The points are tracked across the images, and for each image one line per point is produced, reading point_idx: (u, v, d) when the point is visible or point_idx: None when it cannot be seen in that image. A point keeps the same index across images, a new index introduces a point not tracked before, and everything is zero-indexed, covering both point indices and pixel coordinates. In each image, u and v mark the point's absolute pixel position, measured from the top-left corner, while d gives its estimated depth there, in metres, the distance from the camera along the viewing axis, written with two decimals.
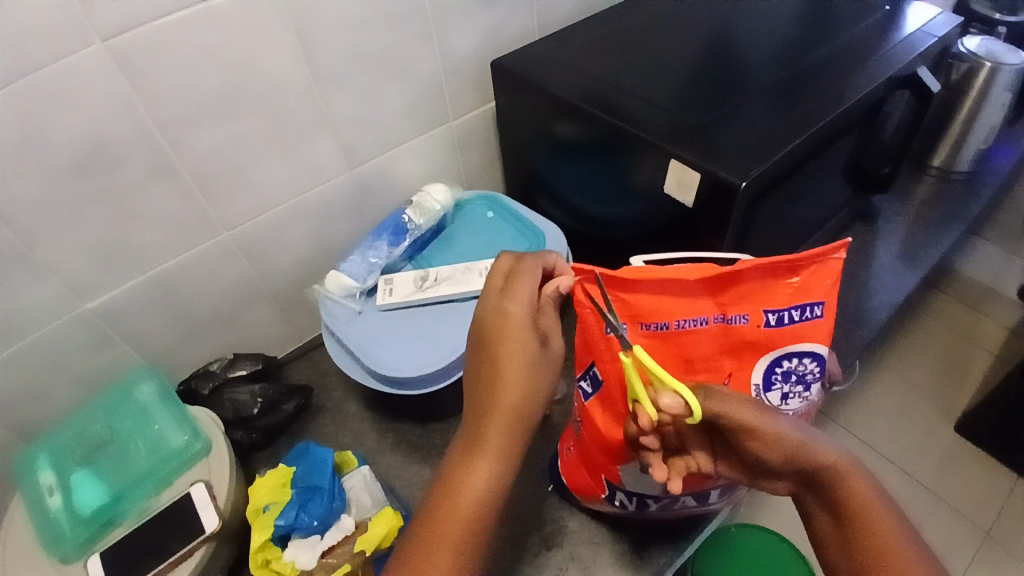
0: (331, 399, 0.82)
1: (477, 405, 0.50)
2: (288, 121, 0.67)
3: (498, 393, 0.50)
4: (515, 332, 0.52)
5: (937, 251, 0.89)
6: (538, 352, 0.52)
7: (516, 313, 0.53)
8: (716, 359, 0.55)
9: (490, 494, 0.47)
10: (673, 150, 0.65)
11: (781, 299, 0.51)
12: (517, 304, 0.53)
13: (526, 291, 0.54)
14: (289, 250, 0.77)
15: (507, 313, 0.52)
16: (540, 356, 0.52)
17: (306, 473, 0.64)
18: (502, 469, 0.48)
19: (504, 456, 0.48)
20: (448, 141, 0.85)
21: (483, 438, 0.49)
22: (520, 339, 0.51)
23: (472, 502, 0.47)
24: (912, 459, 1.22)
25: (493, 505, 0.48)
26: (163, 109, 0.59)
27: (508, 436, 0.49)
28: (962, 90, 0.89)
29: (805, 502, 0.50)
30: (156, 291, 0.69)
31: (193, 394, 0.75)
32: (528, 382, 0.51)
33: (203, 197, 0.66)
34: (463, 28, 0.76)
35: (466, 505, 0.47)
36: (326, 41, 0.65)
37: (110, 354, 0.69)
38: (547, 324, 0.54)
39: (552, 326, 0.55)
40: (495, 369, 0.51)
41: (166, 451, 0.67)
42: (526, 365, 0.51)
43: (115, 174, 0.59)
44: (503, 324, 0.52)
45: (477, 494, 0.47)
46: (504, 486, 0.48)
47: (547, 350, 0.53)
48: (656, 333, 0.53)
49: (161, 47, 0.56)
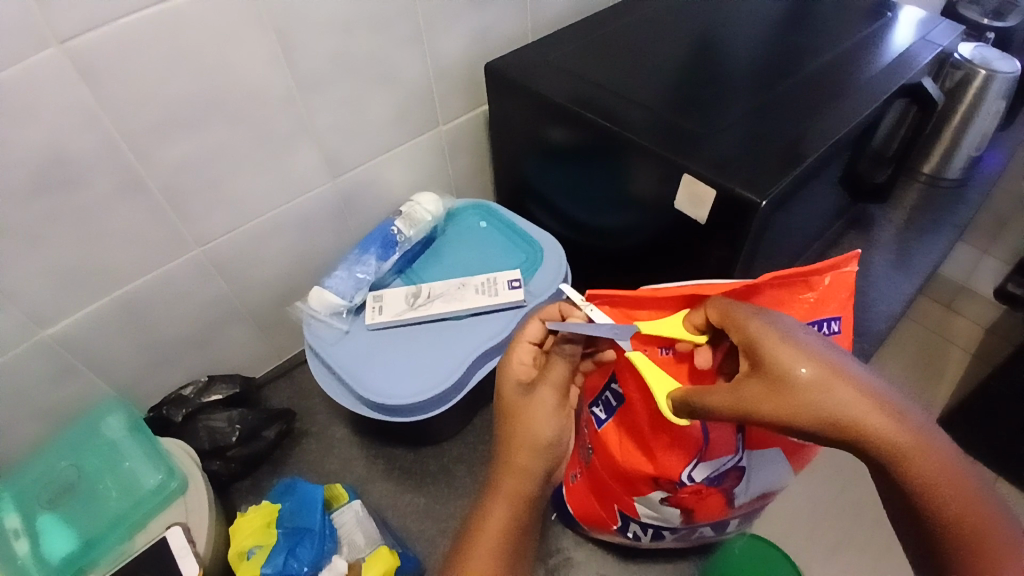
0: (316, 422, 0.77)
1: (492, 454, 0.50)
2: (265, 129, 0.62)
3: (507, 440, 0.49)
4: (515, 383, 0.51)
5: (931, 258, 0.88)
6: (535, 403, 0.50)
7: (518, 367, 0.52)
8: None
9: (509, 532, 0.46)
10: (684, 165, 0.61)
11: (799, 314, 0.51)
12: (516, 359, 0.51)
13: (517, 347, 0.52)
14: (268, 267, 0.72)
15: (508, 367, 0.51)
16: (539, 407, 0.50)
17: (293, 512, 0.59)
18: (519, 512, 0.47)
19: (521, 494, 0.47)
20: (437, 148, 0.80)
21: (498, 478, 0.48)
22: (513, 393, 0.50)
23: (493, 538, 0.45)
24: None
25: (514, 545, 0.45)
26: (130, 119, 0.53)
27: (515, 481, 0.48)
28: (955, 97, 0.88)
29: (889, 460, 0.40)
30: (121, 315, 0.63)
31: (165, 422, 0.70)
32: (535, 422, 0.50)
33: (175, 213, 0.61)
34: (455, 28, 0.71)
35: (488, 543, 0.44)
36: (309, 42, 0.59)
37: (73, 385, 0.63)
38: (551, 377, 0.51)
39: (557, 379, 0.51)
40: (504, 413, 0.50)
41: (140, 493, 0.62)
42: (528, 411, 0.50)
43: (77, 191, 0.54)
44: (504, 378, 0.51)
45: (496, 535, 0.45)
46: (518, 532, 0.46)
47: (546, 400, 0.50)
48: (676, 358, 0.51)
49: (127, 51, 0.50)
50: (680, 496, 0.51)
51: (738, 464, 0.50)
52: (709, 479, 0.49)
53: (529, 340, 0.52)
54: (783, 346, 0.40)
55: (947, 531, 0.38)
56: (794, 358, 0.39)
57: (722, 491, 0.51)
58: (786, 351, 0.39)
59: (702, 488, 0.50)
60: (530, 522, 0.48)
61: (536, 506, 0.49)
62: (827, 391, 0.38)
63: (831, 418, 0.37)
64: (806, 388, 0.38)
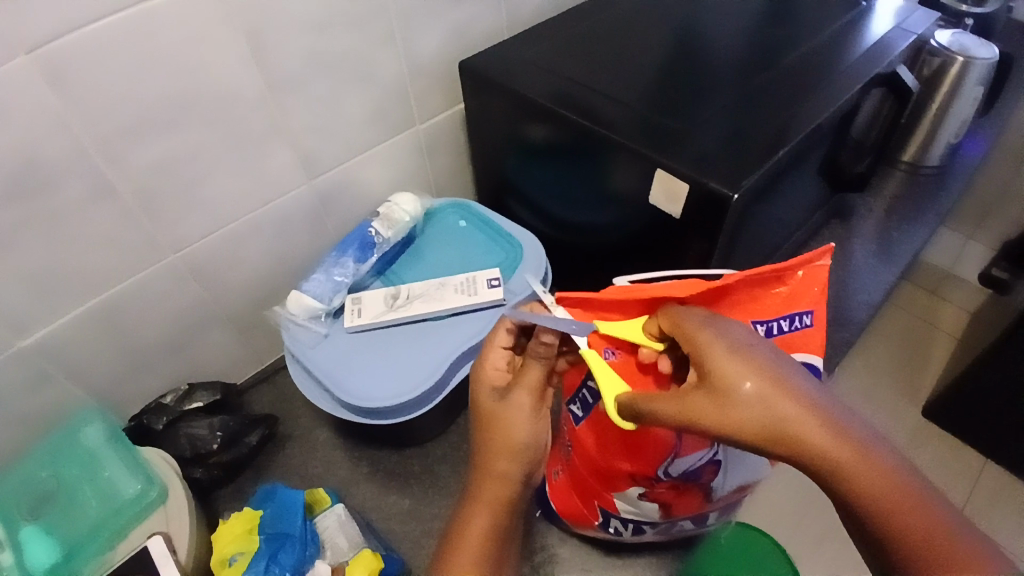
0: (299, 426, 0.77)
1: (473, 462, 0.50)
2: (239, 132, 0.61)
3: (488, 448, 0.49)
4: (489, 389, 0.50)
5: (910, 246, 0.88)
6: (512, 408, 0.49)
7: (490, 373, 0.51)
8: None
9: (489, 541, 0.47)
10: (659, 159, 0.61)
11: (770, 309, 0.51)
12: (489, 365, 0.51)
13: (495, 351, 0.51)
14: (246, 271, 0.71)
15: (480, 373, 0.51)
16: (515, 412, 0.49)
17: (274, 518, 0.59)
18: (499, 518, 0.48)
19: (501, 503, 0.48)
20: (415, 147, 0.79)
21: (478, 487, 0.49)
22: (489, 400, 0.50)
23: (473, 549, 0.46)
24: None
25: (496, 549, 0.47)
26: (99, 125, 0.52)
27: (495, 490, 0.48)
28: (933, 85, 0.88)
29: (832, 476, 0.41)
30: (97, 323, 0.62)
31: (144, 430, 0.69)
32: (513, 429, 0.49)
33: (148, 218, 0.60)
34: (430, 26, 0.70)
35: (468, 553, 0.46)
36: (279, 43, 0.59)
37: (51, 395, 0.63)
38: (526, 381, 0.50)
39: (533, 382, 0.50)
40: (482, 423, 0.50)
41: (119, 502, 0.62)
42: (505, 419, 0.49)
43: (46, 199, 0.53)
44: (478, 382, 0.51)
45: (476, 542, 0.46)
46: (498, 538, 0.47)
47: (522, 404, 0.50)
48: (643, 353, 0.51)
49: (93, 56, 0.49)
50: (657, 492, 0.53)
51: (714, 458, 0.50)
52: (684, 473, 0.50)
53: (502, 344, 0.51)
54: (731, 358, 0.40)
55: (897, 543, 0.37)
56: (739, 374, 0.40)
57: (700, 485, 0.52)
58: (732, 366, 0.40)
59: (678, 482, 0.51)
60: (511, 524, 0.49)
61: (517, 510, 0.50)
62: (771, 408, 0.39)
63: (771, 434, 0.39)
64: (748, 403, 0.39)
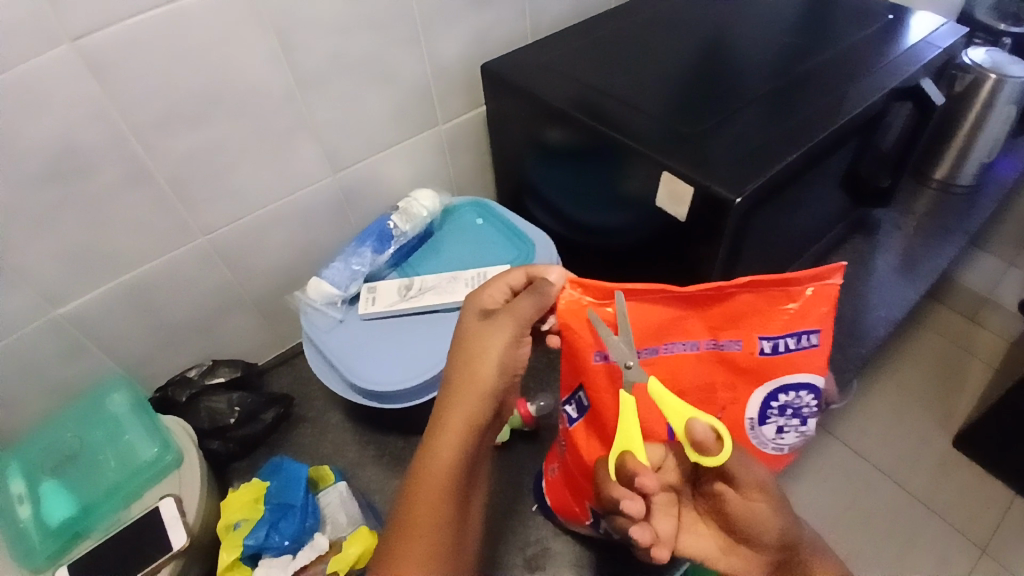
0: (312, 408, 0.80)
1: (448, 382, 0.48)
2: (267, 124, 0.65)
3: (466, 369, 0.48)
4: (473, 314, 0.50)
5: (936, 264, 0.86)
6: (492, 331, 0.48)
7: (480, 299, 0.51)
8: (710, 391, 0.49)
9: (455, 470, 0.46)
10: (665, 162, 0.62)
11: (776, 326, 0.45)
12: (480, 293, 0.51)
13: (496, 284, 0.52)
14: (271, 256, 0.75)
15: (470, 298, 0.52)
16: (494, 336, 0.48)
17: (280, 489, 0.62)
18: (466, 443, 0.47)
19: (471, 427, 0.47)
20: (437, 146, 0.82)
21: (445, 416, 0.47)
22: (473, 322, 0.50)
23: (438, 479, 0.46)
24: (908, 470, 1.10)
25: (463, 473, 0.47)
26: (139, 113, 0.57)
27: (468, 412, 0.47)
28: (965, 101, 0.87)
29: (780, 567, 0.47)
30: (131, 297, 0.67)
31: (168, 402, 0.73)
32: (490, 354, 0.48)
33: (181, 202, 0.64)
34: (454, 31, 0.74)
35: (433, 481, 0.46)
36: (309, 41, 0.63)
37: (84, 362, 0.67)
38: (515, 313, 0.48)
39: (522, 315, 0.48)
40: (462, 342, 0.49)
41: (136, 463, 0.66)
42: (480, 341, 0.48)
43: (88, 180, 0.57)
44: (467, 308, 0.51)
45: (444, 466, 0.46)
46: (466, 462, 0.47)
47: (505, 330, 0.48)
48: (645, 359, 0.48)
49: (132, 47, 0.53)
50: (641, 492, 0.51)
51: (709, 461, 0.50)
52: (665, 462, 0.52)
53: (510, 283, 0.52)
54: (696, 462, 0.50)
55: None
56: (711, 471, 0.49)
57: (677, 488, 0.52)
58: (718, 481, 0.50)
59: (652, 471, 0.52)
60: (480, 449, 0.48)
61: (483, 442, 0.49)
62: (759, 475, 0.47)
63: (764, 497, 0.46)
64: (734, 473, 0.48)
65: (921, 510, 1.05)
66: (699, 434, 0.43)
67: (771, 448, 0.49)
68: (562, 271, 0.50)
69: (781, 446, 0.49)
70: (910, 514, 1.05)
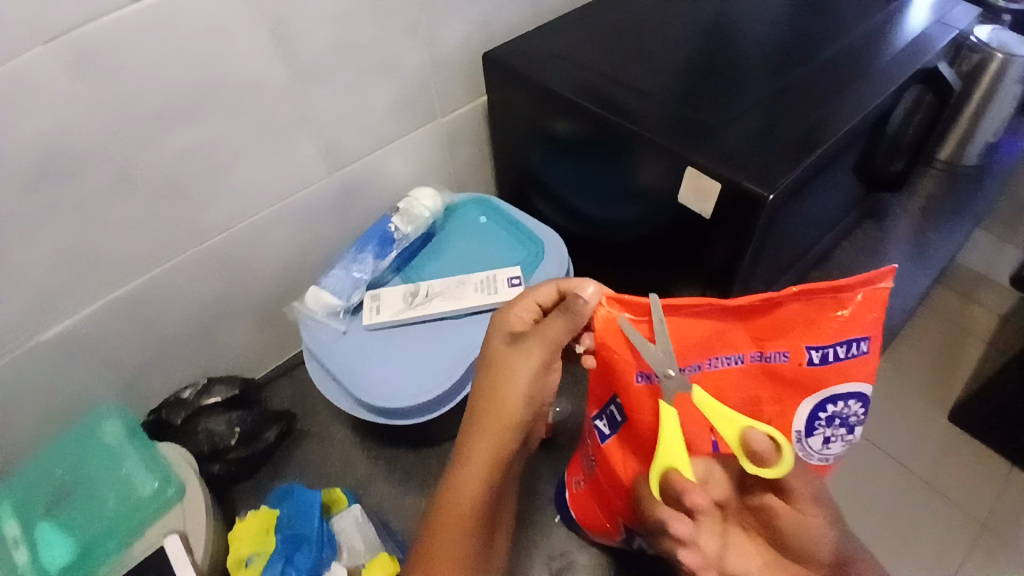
0: (316, 422, 0.77)
1: (476, 409, 0.49)
2: (258, 125, 0.60)
3: (494, 399, 0.48)
4: (500, 337, 0.50)
5: (947, 250, 0.85)
6: (521, 358, 0.48)
7: (507, 320, 0.51)
8: (755, 404, 0.47)
9: (476, 506, 0.47)
10: (690, 156, 0.59)
11: (825, 334, 0.43)
12: (508, 314, 0.51)
13: (524, 303, 0.51)
14: (266, 265, 0.70)
15: (497, 319, 0.51)
16: (523, 362, 0.48)
17: (291, 519, 0.59)
18: (493, 471, 0.48)
19: (493, 462, 0.48)
20: (436, 141, 0.78)
21: (468, 451, 0.48)
22: (501, 345, 0.49)
23: (465, 506, 0.47)
24: (905, 447, 1.09)
25: (488, 500, 0.48)
26: (121, 118, 0.52)
27: (495, 441, 0.48)
28: (972, 82, 0.84)
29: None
30: (120, 316, 0.62)
31: (163, 425, 0.69)
32: (519, 381, 0.48)
33: (169, 212, 0.59)
34: (455, 18, 0.69)
35: (459, 509, 0.47)
36: (303, 34, 0.57)
37: (72, 386, 0.63)
38: (545, 336, 0.47)
39: (551, 338, 0.47)
40: (490, 370, 0.49)
41: (137, 499, 0.62)
42: (509, 367, 0.48)
43: (67, 192, 0.52)
44: (494, 329, 0.51)
45: (471, 494, 0.47)
46: (492, 489, 0.48)
47: (534, 355, 0.48)
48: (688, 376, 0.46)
49: (112, 47, 0.48)
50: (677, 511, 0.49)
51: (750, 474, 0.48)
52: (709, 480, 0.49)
53: (540, 301, 0.51)
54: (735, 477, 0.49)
55: None
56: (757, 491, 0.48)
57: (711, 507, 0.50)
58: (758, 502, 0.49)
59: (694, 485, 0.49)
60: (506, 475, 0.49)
61: (507, 472, 0.50)
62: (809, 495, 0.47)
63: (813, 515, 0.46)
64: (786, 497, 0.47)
65: (923, 489, 1.04)
66: (758, 446, 0.41)
67: (816, 459, 0.48)
68: (598, 286, 0.45)
69: (827, 456, 0.48)
70: (913, 493, 1.04)
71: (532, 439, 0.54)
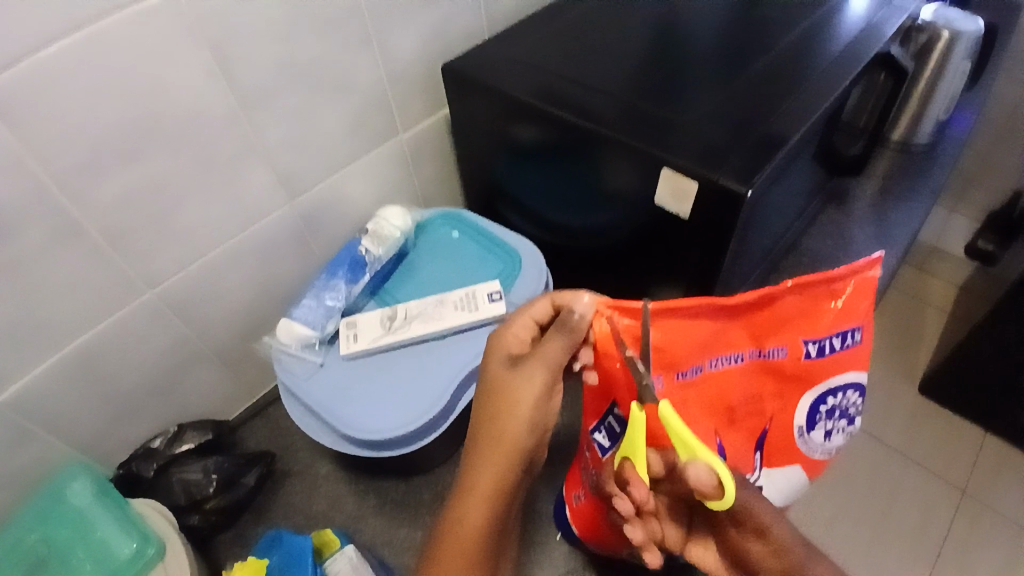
0: (298, 460, 0.73)
1: (477, 437, 0.48)
2: (208, 154, 0.57)
3: (496, 424, 0.47)
4: (498, 359, 0.49)
5: (908, 227, 0.87)
6: (521, 380, 0.47)
7: (504, 341, 0.50)
8: (757, 402, 0.47)
9: (483, 539, 0.46)
10: (666, 157, 0.58)
11: (822, 327, 0.42)
12: (504, 335, 0.50)
13: (520, 322, 0.50)
14: (231, 301, 0.67)
15: (494, 341, 0.50)
16: (524, 384, 0.47)
17: (282, 567, 0.56)
18: (498, 500, 0.46)
19: (498, 492, 0.46)
20: (399, 158, 0.75)
21: (473, 480, 0.47)
22: (500, 367, 0.48)
23: (472, 538, 0.45)
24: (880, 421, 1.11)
25: (495, 531, 0.46)
26: (60, 160, 0.48)
27: (499, 469, 0.47)
28: (922, 62, 0.86)
29: None
30: (76, 371, 0.58)
31: (135, 479, 0.65)
32: (520, 405, 0.47)
33: (121, 257, 0.56)
34: (408, 30, 0.67)
35: (467, 542, 0.45)
36: (249, 56, 0.55)
37: (29, 452, 0.58)
38: (546, 355, 0.47)
39: (552, 357, 0.46)
40: (491, 394, 0.48)
41: (114, 564, 0.57)
42: (510, 391, 0.47)
43: (4, 246, 0.48)
44: (490, 352, 0.50)
45: (477, 526, 0.45)
46: (497, 519, 0.46)
47: (535, 376, 0.47)
48: (690, 380, 0.46)
49: (41, 86, 0.45)
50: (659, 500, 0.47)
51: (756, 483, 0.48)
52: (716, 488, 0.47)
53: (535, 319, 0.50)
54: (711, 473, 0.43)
55: None
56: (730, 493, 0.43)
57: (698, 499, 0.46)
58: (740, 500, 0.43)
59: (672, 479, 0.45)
60: (511, 504, 0.48)
61: (511, 502, 0.48)
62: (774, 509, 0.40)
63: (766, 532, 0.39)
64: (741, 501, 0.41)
65: (900, 462, 1.06)
66: (695, 479, 0.36)
67: (818, 453, 0.47)
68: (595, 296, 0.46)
69: (828, 449, 0.47)
70: (892, 467, 1.06)
71: (535, 467, 0.52)
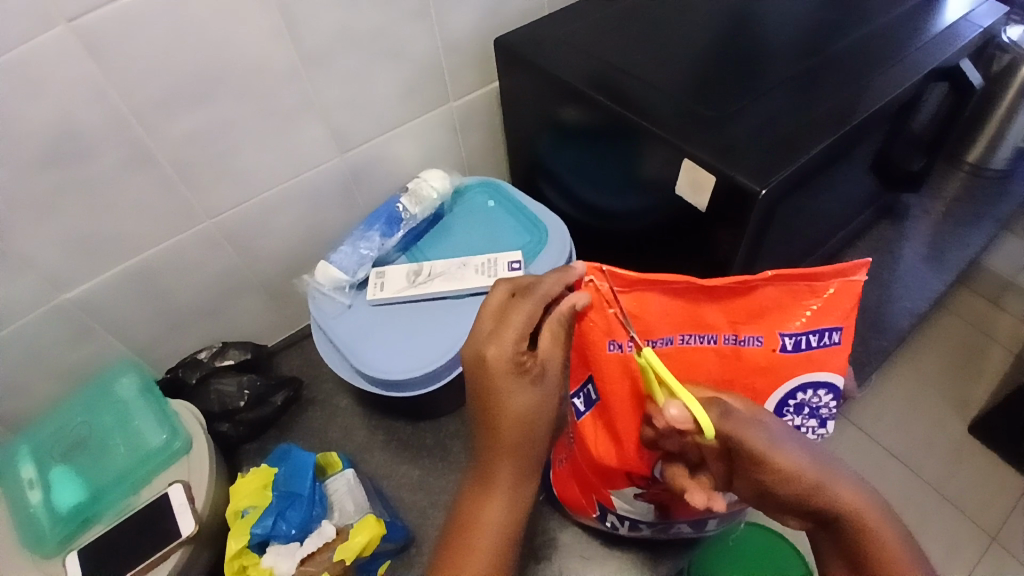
0: (322, 391, 0.81)
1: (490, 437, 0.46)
2: (267, 104, 0.63)
3: (513, 431, 0.45)
4: (503, 378, 0.44)
5: (964, 252, 0.85)
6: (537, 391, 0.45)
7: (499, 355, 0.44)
8: (727, 386, 0.48)
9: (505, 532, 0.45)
10: (686, 149, 0.59)
11: (798, 322, 0.44)
12: (498, 347, 0.44)
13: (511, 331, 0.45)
14: (279, 239, 0.74)
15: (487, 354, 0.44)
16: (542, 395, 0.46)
17: (287, 477, 0.63)
18: (515, 495, 0.46)
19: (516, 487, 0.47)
20: (447, 124, 0.79)
21: (491, 477, 0.46)
22: (511, 383, 0.44)
23: (492, 538, 0.45)
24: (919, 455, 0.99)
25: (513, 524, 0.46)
26: (138, 95, 0.55)
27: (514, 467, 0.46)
28: (1005, 82, 0.81)
29: (818, 542, 0.44)
30: (136, 281, 0.66)
31: (179, 384, 0.74)
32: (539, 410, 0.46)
33: (185, 186, 0.63)
34: (465, 5, 0.70)
35: (487, 542, 0.45)
36: (312, 17, 0.60)
37: (92, 345, 0.68)
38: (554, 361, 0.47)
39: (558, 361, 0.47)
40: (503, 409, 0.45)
41: (145, 450, 0.67)
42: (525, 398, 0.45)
43: (84, 165, 0.56)
44: (485, 370, 0.44)
45: (499, 524, 0.45)
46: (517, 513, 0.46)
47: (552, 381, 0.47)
48: (660, 351, 0.48)
49: (125, 28, 0.51)
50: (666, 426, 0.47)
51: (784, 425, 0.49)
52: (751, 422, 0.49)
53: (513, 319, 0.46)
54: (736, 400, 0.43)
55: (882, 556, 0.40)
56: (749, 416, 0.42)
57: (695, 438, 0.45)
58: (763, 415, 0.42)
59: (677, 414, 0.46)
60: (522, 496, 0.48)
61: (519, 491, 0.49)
62: (752, 431, 0.41)
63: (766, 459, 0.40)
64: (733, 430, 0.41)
65: (932, 497, 0.95)
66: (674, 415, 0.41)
67: None
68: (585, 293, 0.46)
69: None
70: (920, 502, 0.95)
71: None
